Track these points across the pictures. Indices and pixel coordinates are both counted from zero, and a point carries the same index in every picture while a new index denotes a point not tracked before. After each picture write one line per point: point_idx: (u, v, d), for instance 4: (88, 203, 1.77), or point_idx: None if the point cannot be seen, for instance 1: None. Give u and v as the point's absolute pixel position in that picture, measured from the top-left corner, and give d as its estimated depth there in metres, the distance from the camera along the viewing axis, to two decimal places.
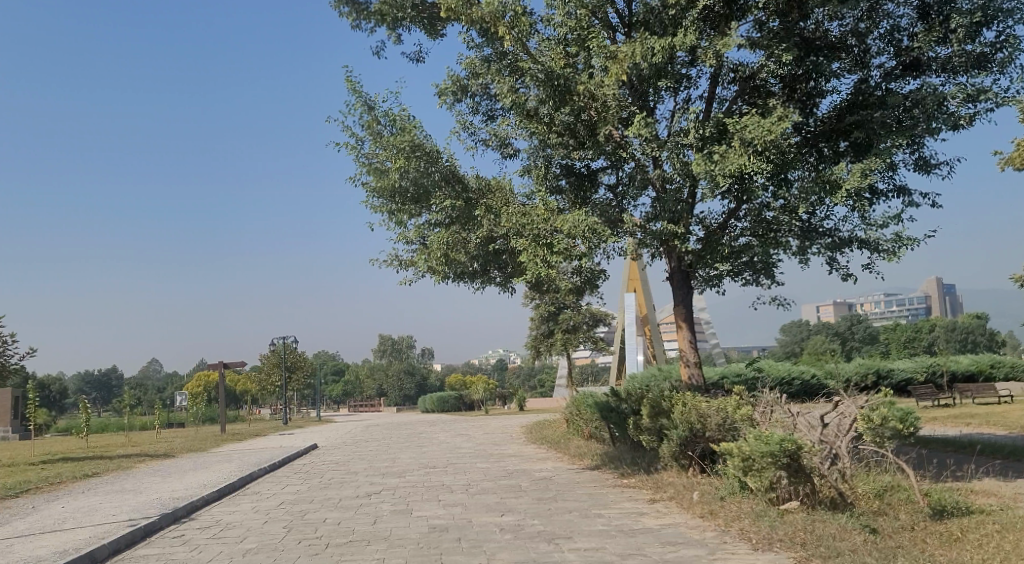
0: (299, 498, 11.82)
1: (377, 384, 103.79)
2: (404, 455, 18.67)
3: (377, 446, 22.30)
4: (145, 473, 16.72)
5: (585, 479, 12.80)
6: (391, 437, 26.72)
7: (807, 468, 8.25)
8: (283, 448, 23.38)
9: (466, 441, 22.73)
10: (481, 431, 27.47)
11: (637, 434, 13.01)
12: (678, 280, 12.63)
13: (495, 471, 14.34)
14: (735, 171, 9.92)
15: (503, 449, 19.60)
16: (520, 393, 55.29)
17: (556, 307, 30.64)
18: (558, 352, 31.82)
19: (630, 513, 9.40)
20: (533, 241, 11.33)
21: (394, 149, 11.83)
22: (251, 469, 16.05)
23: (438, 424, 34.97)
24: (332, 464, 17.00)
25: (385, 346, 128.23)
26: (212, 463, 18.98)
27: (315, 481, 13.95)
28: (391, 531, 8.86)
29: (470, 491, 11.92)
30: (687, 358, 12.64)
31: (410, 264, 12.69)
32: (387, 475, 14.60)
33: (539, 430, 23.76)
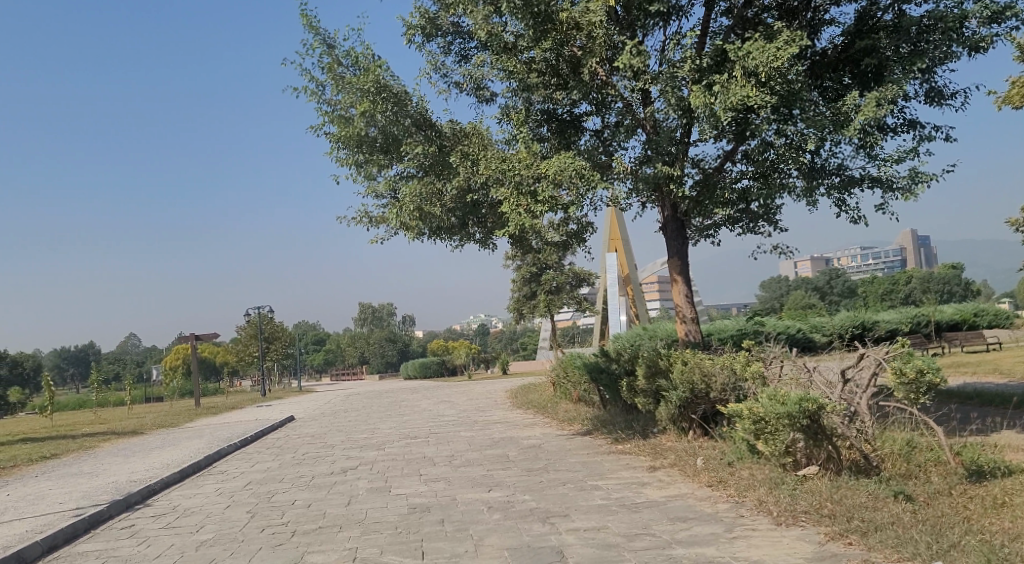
0: (268, 477, 10.85)
1: (359, 353, 102.89)
2: (384, 425, 17.75)
3: (356, 417, 21.36)
4: (107, 453, 15.68)
5: (577, 446, 11.95)
6: (372, 406, 25.82)
7: (827, 429, 7.42)
8: (258, 421, 22.39)
9: (449, 409, 21.89)
10: (465, 398, 26.63)
11: (630, 397, 12.16)
12: (672, 230, 11.70)
13: (480, 440, 13.46)
14: (737, 104, 8.90)
15: (487, 415, 18.76)
16: (503, 357, 54.61)
17: (538, 267, 29.76)
18: (541, 314, 30.94)
19: (630, 484, 8.56)
20: (514, 190, 10.25)
21: (358, 93, 10.64)
22: (220, 445, 15.05)
23: (420, 391, 34.09)
24: (307, 438, 16.03)
25: (365, 315, 127.06)
26: (180, 440, 17.94)
27: (288, 458, 12.99)
28: (367, 513, 7.93)
29: (454, 464, 11.02)
30: (683, 313, 11.75)
31: (381, 220, 11.59)
32: (365, 448, 13.68)
33: (525, 395, 22.95)
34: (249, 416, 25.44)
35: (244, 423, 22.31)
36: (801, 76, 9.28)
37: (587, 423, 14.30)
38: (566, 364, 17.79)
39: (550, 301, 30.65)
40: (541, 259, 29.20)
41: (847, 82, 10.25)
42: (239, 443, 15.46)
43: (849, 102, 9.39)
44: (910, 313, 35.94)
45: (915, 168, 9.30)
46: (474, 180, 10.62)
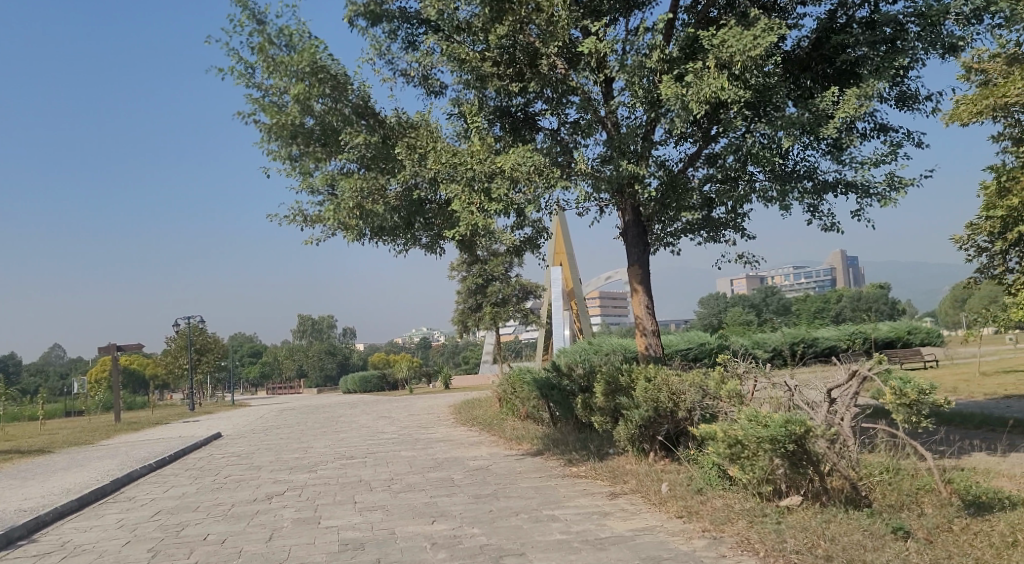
0: (182, 505, 9.61)
1: (296, 365, 100.04)
2: (318, 444, 16.51)
3: (288, 434, 19.99)
4: (2, 475, 14.05)
5: (528, 468, 11.03)
6: (307, 422, 24.39)
7: (812, 456, 6.69)
8: (181, 439, 20.80)
9: (389, 426, 20.72)
10: (406, 413, 25.44)
11: (585, 415, 11.33)
12: (634, 236, 10.99)
13: (423, 461, 12.42)
14: (712, 96, 8.22)
15: (430, 433, 17.69)
16: (445, 371, 53.42)
17: (484, 277, 29.31)
18: (487, 327, 30.01)
19: (591, 514, 7.68)
20: (466, 186, 9.36)
21: (292, 74, 9.58)
22: (133, 466, 13.62)
23: (358, 407, 32.64)
24: (232, 458, 14.70)
25: (304, 326, 123.95)
26: (90, 459, 16.33)
27: (208, 481, 11.72)
28: (290, 552, 6.82)
29: (394, 489, 9.98)
30: (643, 325, 10.98)
31: (316, 219, 10.53)
32: (296, 470, 12.49)
33: (470, 411, 21.94)
34: (173, 432, 23.74)
35: (165, 441, 20.69)
36: (776, 70, 8.69)
37: (537, 442, 13.41)
38: (515, 379, 16.89)
39: (496, 313, 29.74)
40: (488, 269, 29.02)
41: (820, 81, 9.72)
42: (155, 464, 14.04)
43: (826, 100, 8.83)
44: (849, 330, 36.33)
45: (892, 172, 8.80)
46: (420, 174, 9.66)
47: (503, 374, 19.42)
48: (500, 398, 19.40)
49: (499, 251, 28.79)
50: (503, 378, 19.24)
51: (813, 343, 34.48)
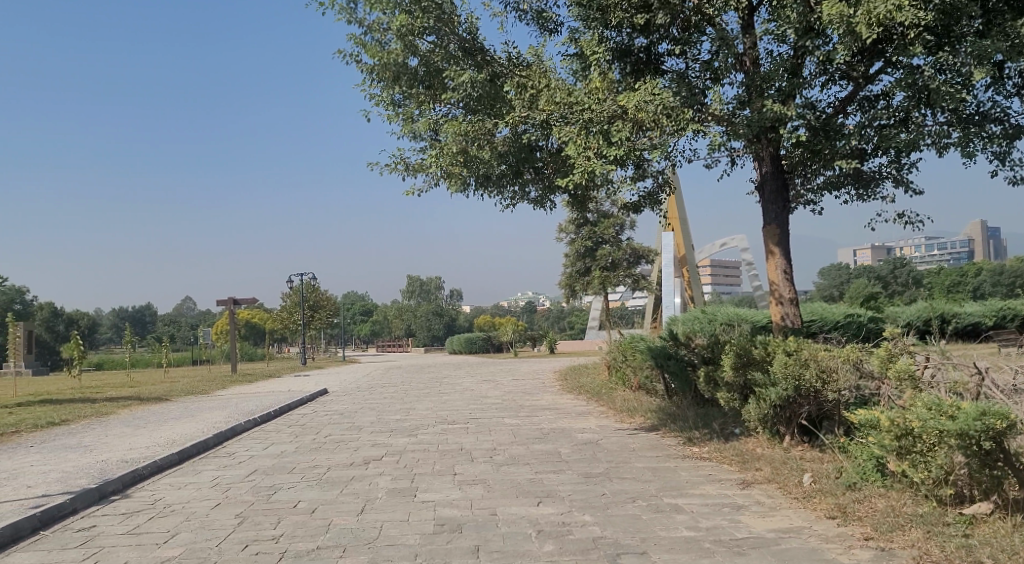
0: (278, 466, 9.23)
1: (405, 325, 102.48)
2: (421, 406, 16.07)
3: (392, 394, 19.76)
4: (118, 422, 14.36)
5: (643, 446, 10.01)
6: (411, 382, 24.27)
7: (1014, 458, 5.38)
8: (287, 394, 21.03)
9: (492, 390, 20.15)
10: (510, 378, 24.85)
11: (707, 390, 10.19)
12: (772, 191, 9.61)
13: (527, 431, 11.62)
14: (887, 15, 6.82)
15: (535, 400, 16.92)
16: (550, 335, 52.80)
17: (594, 240, 28.26)
18: (595, 292, 28.88)
19: (721, 506, 6.63)
20: (582, 129, 8.25)
21: (395, 5, 8.77)
22: (238, 421, 13.56)
23: (463, 368, 32.45)
24: (334, 417, 14.46)
25: (413, 287, 126.59)
26: (201, 411, 16.59)
27: (307, 441, 11.39)
28: (382, 529, 6.15)
29: (496, 461, 9.23)
30: (778, 293, 9.64)
31: (418, 167, 9.76)
32: (396, 433, 11.99)
33: (576, 379, 21.03)
34: (283, 386, 24.17)
35: (273, 395, 20.96)
36: None
37: (650, 417, 12.34)
38: (627, 347, 15.82)
39: (605, 278, 28.51)
40: (598, 231, 28.10)
41: None
42: (259, 419, 13.95)
43: None
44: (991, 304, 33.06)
45: None
46: (531, 116, 8.66)
47: (613, 341, 18.40)
48: (610, 366, 18.39)
49: (610, 212, 28.43)
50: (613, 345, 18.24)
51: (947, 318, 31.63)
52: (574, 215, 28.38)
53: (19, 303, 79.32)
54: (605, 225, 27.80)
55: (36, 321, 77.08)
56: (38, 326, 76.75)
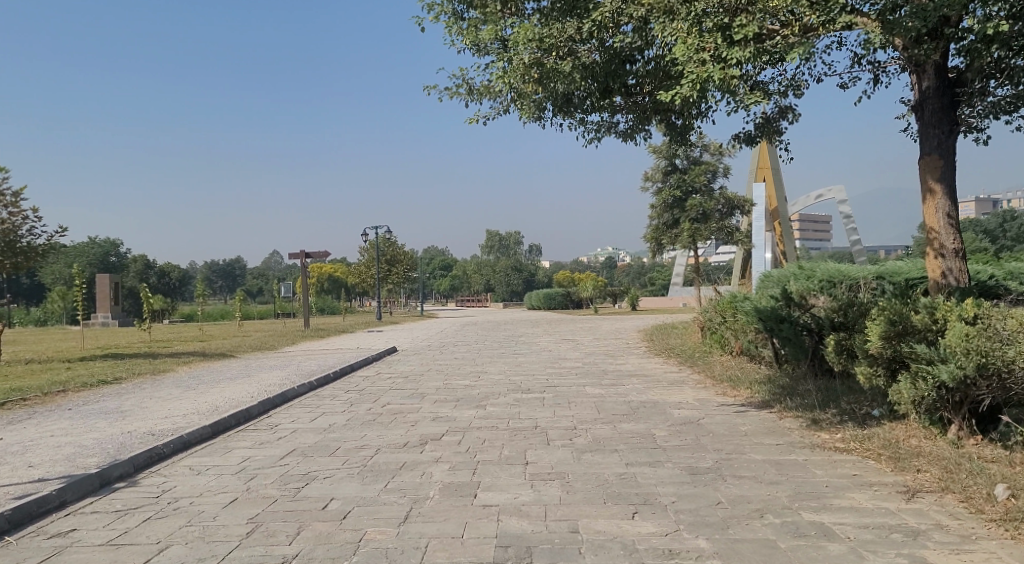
0: (321, 445, 7.90)
1: (484, 280, 102.03)
2: (493, 371, 14.60)
3: (464, 354, 18.40)
4: (171, 382, 13.48)
5: (756, 429, 8.17)
6: (485, 340, 22.90)
7: None
8: (355, 352, 19.99)
9: (572, 352, 18.49)
10: (591, 337, 23.15)
11: (838, 363, 8.18)
12: (939, 107, 7.36)
13: (613, 405, 9.95)
14: None
15: (620, 365, 15.16)
16: (632, 292, 50.70)
17: (683, 190, 26.09)
18: (683, 247, 26.66)
19: (888, 530, 4.79)
20: (692, 26, 6.29)
21: None
22: (293, 385, 12.41)
23: (541, 326, 30.92)
24: (397, 382, 13.15)
25: (491, 243, 125.75)
26: (262, 371, 15.64)
27: (362, 412, 10.06)
28: (426, 552, 4.62)
29: (577, 446, 7.61)
30: (937, 242, 7.46)
31: (485, 90, 8.03)
32: (462, 404, 10.54)
33: (664, 340, 19.14)
34: (353, 343, 23.22)
35: (340, 353, 19.96)
36: None
37: (759, 391, 10.45)
38: (727, 307, 13.80)
39: (695, 230, 26.22)
40: (688, 178, 25.95)
41: None
42: (316, 383, 12.79)
43: None
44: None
45: None
46: (626, 15, 6.77)
47: (709, 300, 16.38)
48: (704, 327, 16.41)
49: (701, 159, 26.32)
50: (709, 304, 16.22)
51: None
52: (662, 162, 26.25)
53: (115, 256, 82.36)
54: (696, 172, 25.95)
55: (131, 274, 79.97)
56: (133, 279, 79.62)
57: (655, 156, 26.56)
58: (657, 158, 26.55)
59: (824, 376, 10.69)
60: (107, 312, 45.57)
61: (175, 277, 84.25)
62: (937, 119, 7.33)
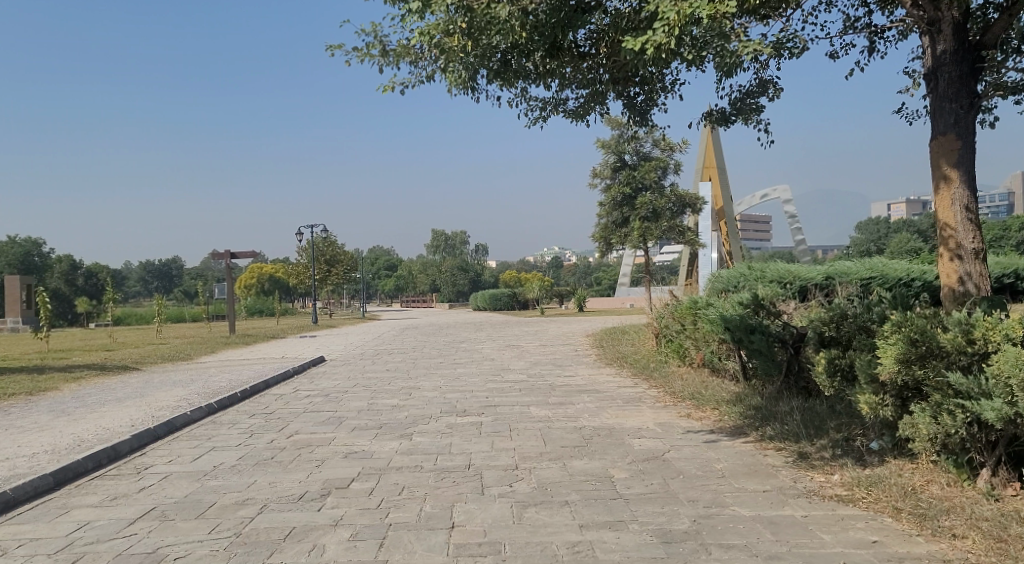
0: (193, 499, 6.21)
1: (429, 280, 100.00)
2: (427, 386, 12.97)
3: (398, 365, 16.71)
4: (44, 405, 11.45)
5: (734, 467, 6.74)
6: (425, 347, 21.21)
7: None
8: (278, 363, 18.11)
9: (516, 361, 16.95)
10: (537, 343, 21.66)
11: (829, 387, 6.80)
12: (959, 74, 6.06)
13: (562, 433, 8.45)
14: None
15: (568, 378, 13.68)
16: (579, 292, 49.61)
17: (633, 186, 24.84)
18: (633, 247, 25.39)
19: None
20: None
21: None
22: (188, 408, 10.56)
23: (485, 329, 29.40)
24: (315, 403, 11.42)
25: (437, 242, 123.70)
26: (164, 387, 13.70)
27: (260, 446, 8.33)
28: None
29: (518, 496, 6.09)
30: (953, 241, 6.12)
31: (404, 50, 6.49)
32: (384, 433, 8.90)
33: (615, 348, 17.77)
34: (280, 352, 21.27)
35: (262, 364, 18.04)
36: None
37: (729, 412, 9.07)
38: (686, 314, 12.47)
39: (645, 229, 24.90)
40: (638, 174, 24.65)
41: None
42: (218, 404, 10.98)
43: None
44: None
45: None
46: None
47: (665, 304, 15.07)
48: (659, 334, 15.09)
49: (651, 155, 25.13)
50: (665, 309, 14.91)
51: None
52: (611, 157, 24.96)
53: (36, 256, 77.75)
54: (647, 168, 24.69)
55: (55, 275, 75.56)
56: (56, 279, 75.29)
57: (604, 151, 25.27)
58: (606, 153, 25.25)
59: (800, 396, 9.38)
60: (17, 316, 42.23)
61: (104, 278, 79.97)
62: (955, 90, 6.04)
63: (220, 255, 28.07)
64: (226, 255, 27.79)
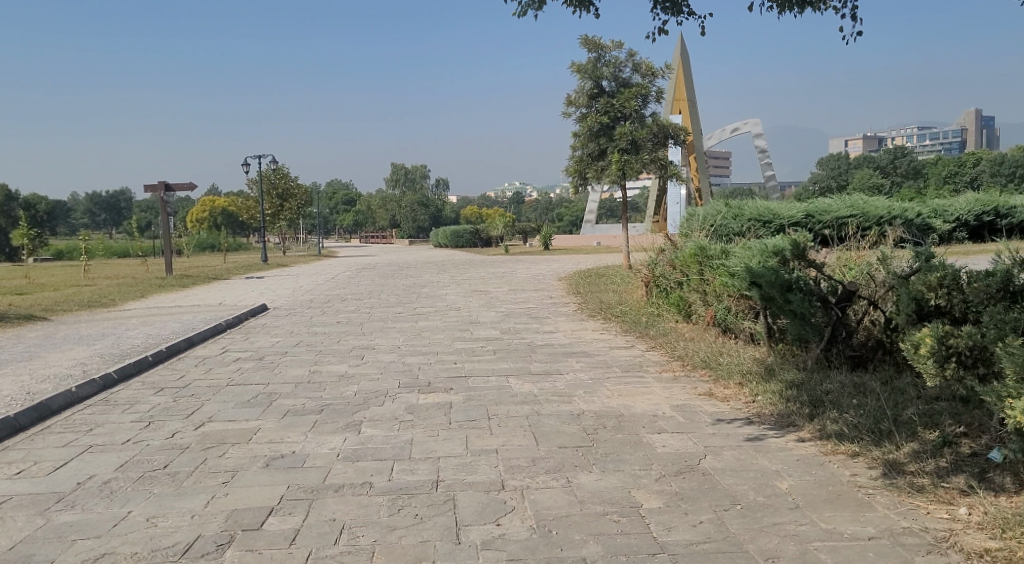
0: (18, 556, 4.10)
1: (389, 215, 96.76)
2: (383, 348, 10.87)
3: (351, 316, 14.51)
4: None
5: (807, 491, 4.84)
6: (382, 292, 19.00)
7: None
8: (212, 311, 15.73)
9: (485, 312, 14.89)
10: (506, 288, 19.62)
11: (938, 377, 4.91)
12: None
13: (557, 426, 6.48)
14: None
15: (549, 335, 11.70)
16: (546, 230, 47.59)
17: (611, 115, 22.47)
18: (611, 182, 22.90)
19: None
20: None
21: None
22: (77, 380, 8.29)
23: (449, 270, 27.24)
24: (243, 371, 9.25)
25: (397, 175, 119.81)
26: (62, 344, 11.32)
27: (155, 444, 6.19)
28: None
29: (512, 548, 4.12)
30: None
31: None
32: (325, 422, 6.82)
33: (596, 296, 15.81)
34: (219, 296, 18.83)
35: (194, 312, 15.65)
36: None
37: (764, 391, 7.19)
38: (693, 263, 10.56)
39: (625, 162, 22.34)
40: (617, 101, 22.25)
41: None
42: (121, 373, 8.73)
43: None
44: (987, 197, 30.61)
45: None
46: None
47: (659, 250, 13.14)
48: (653, 284, 13.18)
49: (632, 82, 22.76)
50: (659, 255, 12.98)
51: (949, 214, 29.29)
52: (588, 82, 22.57)
53: None
54: (626, 95, 22.27)
55: None
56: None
57: (580, 76, 22.79)
58: (581, 78, 22.79)
59: (847, 368, 7.56)
60: None
61: (43, 210, 74.79)
62: None
63: (151, 185, 24.86)
64: (161, 187, 24.64)
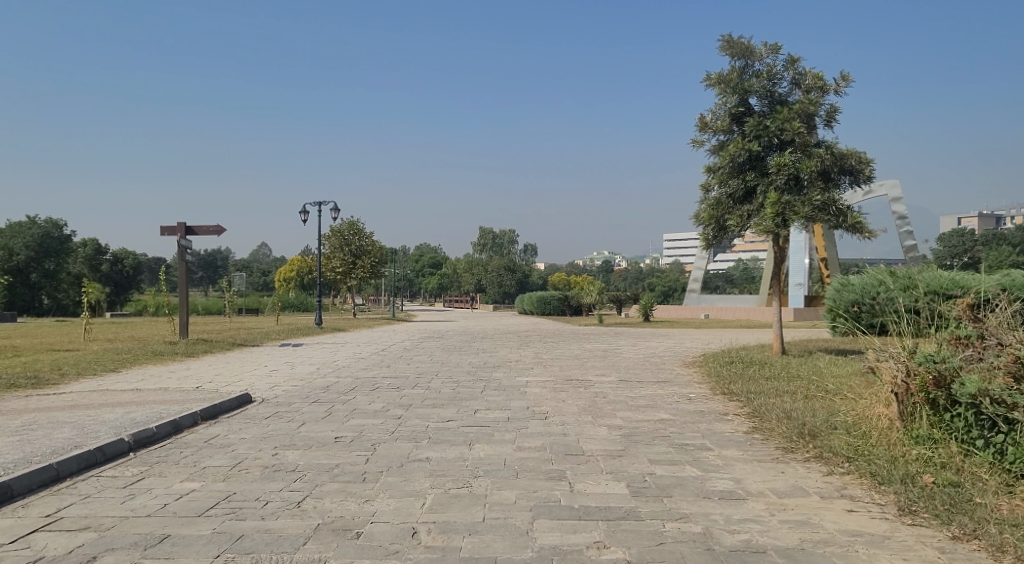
0: None
1: (474, 280, 91.93)
2: (374, 539, 4.85)
3: (363, 428, 8.65)
4: None
5: None
6: (433, 378, 13.13)
7: None
8: (165, 403, 10.18)
9: (590, 429, 8.71)
10: (613, 379, 13.40)
11: None
12: None
13: None
14: None
15: (739, 515, 5.43)
16: (647, 300, 41.19)
17: (765, 143, 16.38)
18: (761, 233, 16.62)
19: None
20: None
21: None
22: None
23: (532, 346, 21.25)
24: None
25: (485, 239, 116.14)
26: None
27: None
28: None
29: None
30: None
31: None
32: None
33: (775, 407, 9.40)
34: (210, 375, 13.36)
35: (137, 405, 10.12)
36: None
37: None
38: None
39: (784, 206, 15.99)
40: (774, 121, 16.21)
41: None
42: None
43: None
44: None
45: None
46: None
47: (946, 337, 6.71)
48: (924, 400, 6.69)
49: (791, 99, 16.72)
50: (952, 349, 6.55)
51: None
52: (732, 98, 16.70)
53: None
54: (785, 115, 16.15)
55: (76, 259, 67.92)
56: (78, 265, 68.81)
57: (718, 91, 16.94)
58: (721, 95, 16.92)
59: None
60: None
61: (128, 265, 71.96)
62: None
63: (169, 226, 20.28)
64: (180, 229, 20.00)
